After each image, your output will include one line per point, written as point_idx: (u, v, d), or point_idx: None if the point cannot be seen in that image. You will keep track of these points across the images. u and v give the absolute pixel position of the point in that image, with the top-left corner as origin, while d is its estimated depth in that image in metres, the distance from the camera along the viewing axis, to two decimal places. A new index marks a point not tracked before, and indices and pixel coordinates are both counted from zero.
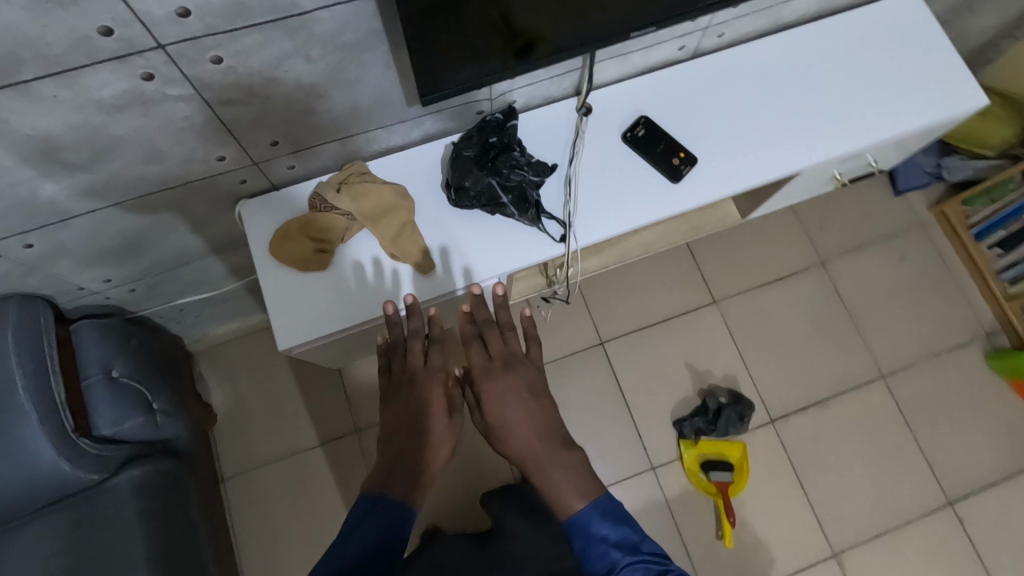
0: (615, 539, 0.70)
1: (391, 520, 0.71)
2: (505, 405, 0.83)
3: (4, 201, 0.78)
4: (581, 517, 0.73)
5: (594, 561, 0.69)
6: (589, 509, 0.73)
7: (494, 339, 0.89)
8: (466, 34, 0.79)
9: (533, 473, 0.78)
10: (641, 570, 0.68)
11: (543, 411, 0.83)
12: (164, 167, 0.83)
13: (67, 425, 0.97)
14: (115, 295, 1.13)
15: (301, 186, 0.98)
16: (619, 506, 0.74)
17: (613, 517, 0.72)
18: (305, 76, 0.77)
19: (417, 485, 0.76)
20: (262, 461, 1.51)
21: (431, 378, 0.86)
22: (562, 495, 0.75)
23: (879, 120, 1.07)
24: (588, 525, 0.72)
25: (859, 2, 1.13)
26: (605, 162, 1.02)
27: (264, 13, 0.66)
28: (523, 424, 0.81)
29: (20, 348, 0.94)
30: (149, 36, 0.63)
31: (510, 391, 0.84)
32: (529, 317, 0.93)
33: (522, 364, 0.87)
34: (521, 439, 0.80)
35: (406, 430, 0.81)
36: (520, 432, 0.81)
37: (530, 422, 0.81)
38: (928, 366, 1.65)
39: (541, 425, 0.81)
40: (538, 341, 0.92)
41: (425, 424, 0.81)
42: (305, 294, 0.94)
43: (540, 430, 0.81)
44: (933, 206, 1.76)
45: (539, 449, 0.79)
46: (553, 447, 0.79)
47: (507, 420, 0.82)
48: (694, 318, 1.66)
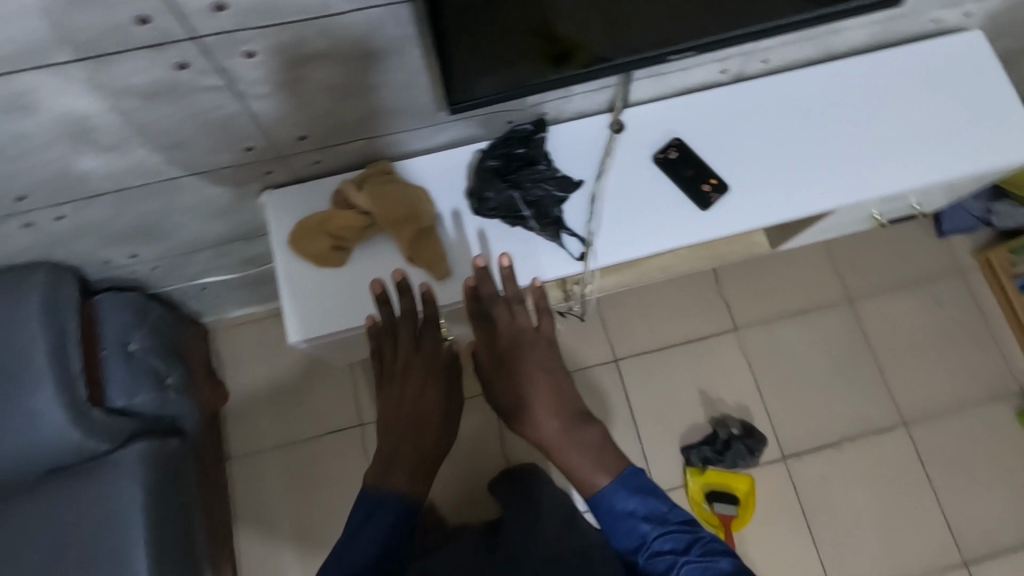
0: (644, 515, 0.80)
1: (394, 515, 0.78)
2: (521, 390, 0.85)
3: (35, 175, 0.80)
4: (606, 495, 0.81)
5: (627, 536, 0.80)
6: (611, 487, 0.81)
7: (502, 316, 0.87)
8: (498, 40, 0.77)
9: (552, 453, 0.84)
10: (672, 539, 0.79)
11: (557, 390, 0.86)
12: (192, 153, 0.84)
13: (82, 396, 1.00)
14: (139, 271, 1.16)
15: (324, 181, 0.97)
16: (643, 480, 0.82)
17: (639, 493, 0.81)
18: (335, 76, 0.77)
19: (416, 475, 0.81)
20: (268, 443, 1.53)
21: (428, 362, 0.87)
22: (583, 473, 0.82)
23: (927, 162, 1.02)
24: (614, 504, 0.81)
25: (915, 36, 1.08)
26: (633, 182, 0.99)
27: (298, 13, 0.66)
28: (540, 408, 0.84)
29: (42, 315, 0.96)
30: (184, 28, 0.64)
31: (522, 376, 0.85)
32: (539, 286, 0.90)
33: (531, 343, 0.87)
34: (538, 422, 0.84)
35: (404, 417, 0.84)
36: (536, 415, 0.84)
37: (545, 406, 0.84)
38: (955, 418, 1.58)
39: (556, 406, 0.85)
40: (549, 312, 0.91)
41: (424, 415, 0.84)
42: (318, 289, 0.94)
43: (555, 413, 0.84)
44: (976, 252, 1.68)
45: (556, 432, 0.83)
46: (569, 428, 0.83)
47: (523, 404, 0.85)
48: (712, 345, 1.62)
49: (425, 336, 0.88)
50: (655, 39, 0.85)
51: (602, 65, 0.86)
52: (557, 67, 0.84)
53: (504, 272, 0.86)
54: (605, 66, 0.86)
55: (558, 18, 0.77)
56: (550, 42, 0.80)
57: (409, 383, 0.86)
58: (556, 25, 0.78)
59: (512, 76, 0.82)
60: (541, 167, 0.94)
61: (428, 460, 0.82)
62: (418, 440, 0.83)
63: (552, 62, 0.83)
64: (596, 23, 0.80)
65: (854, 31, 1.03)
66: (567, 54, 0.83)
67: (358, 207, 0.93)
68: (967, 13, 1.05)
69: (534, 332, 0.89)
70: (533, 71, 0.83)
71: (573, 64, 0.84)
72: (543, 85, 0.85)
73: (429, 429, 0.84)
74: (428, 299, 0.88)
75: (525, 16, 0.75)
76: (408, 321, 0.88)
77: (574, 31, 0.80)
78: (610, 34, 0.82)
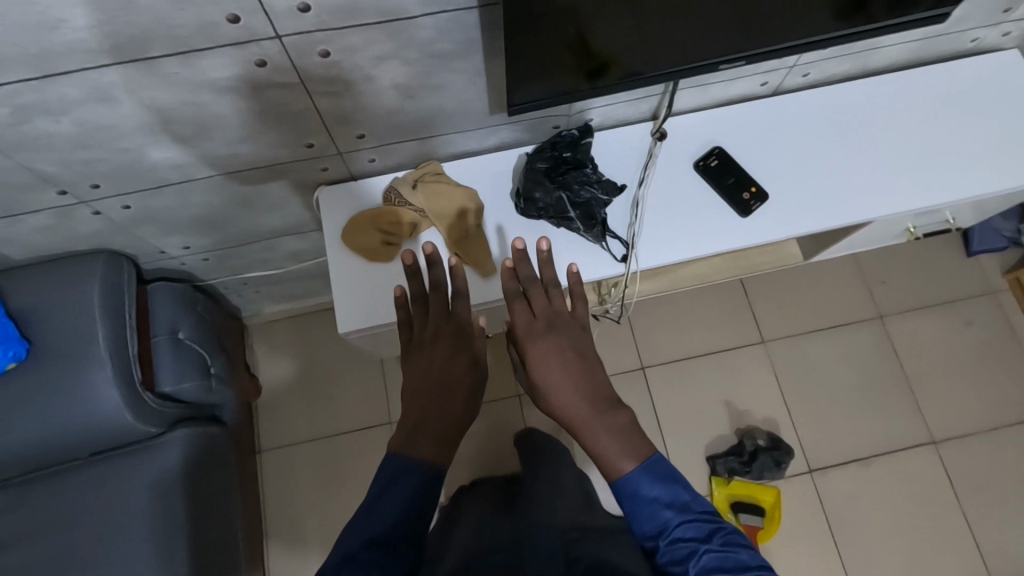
0: (666, 499, 0.73)
1: (419, 482, 0.72)
2: (551, 367, 0.83)
3: (111, 164, 0.84)
4: (632, 479, 0.74)
5: (645, 521, 0.72)
6: (638, 472, 0.74)
7: (538, 297, 0.90)
8: (540, 57, 0.81)
9: (579, 434, 0.79)
10: (694, 528, 0.71)
11: (589, 371, 0.84)
12: (258, 148, 0.88)
13: (136, 379, 1.03)
14: (189, 263, 1.20)
15: (378, 179, 1.02)
16: (669, 467, 0.75)
17: (664, 479, 0.74)
18: (399, 77, 0.81)
19: (443, 443, 0.75)
20: (299, 436, 1.56)
21: (458, 333, 0.86)
22: (610, 457, 0.76)
23: (965, 175, 1.03)
24: (638, 488, 0.74)
25: (952, 55, 1.11)
26: (675, 189, 1.02)
27: (374, 14, 0.69)
28: (570, 385, 0.82)
29: (103, 300, 1.01)
30: (270, 27, 0.68)
31: (554, 352, 0.84)
32: (575, 273, 0.93)
33: (565, 325, 0.88)
34: (568, 400, 0.81)
35: (432, 383, 0.81)
36: (565, 392, 0.81)
37: (576, 383, 0.82)
38: (985, 438, 1.57)
39: (585, 387, 0.82)
40: (584, 299, 0.92)
41: (452, 382, 0.81)
42: (369, 282, 0.97)
43: (585, 392, 0.81)
44: (1007, 272, 1.68)
45: (585, 411, 0.80)
46: (598, 409, 0.80)
47: (552, 382, 0.82)
48: (740, 356, 1.63)
49: (456, 309, 0.89)
50: (702, 50, 0.89)
51: (634, 80, 0.91)
52: (590, 83, 0.89)
53: (543, 255, 0.91)
54: (636, 82, 0.91)
55: (593, 38, 0.81)
56: (586, 59, 0.84)
57: (437, 349, 0.84)
58: (593, 45, 0.82)
59: (549, 87, 0.87)
60: (586, 170, 0.97)
61: (452, 426, 0.77)
62: (445, 406, 0.78)
63: (587, 75, 0.88)
64: (632, 42, 0.84)
65: (893, 48, 1.05)
66: (601, 69, 0.88)
67: (411, 205, 0.97)
68: (1005, 32, 1.08)
69: (569, 316, 0.89)
70: (569, 85, 0.88)
71: (605, 80, 0.90)
72: (578, 96, 0.91)
73: (455, 395, 0.80)
74: (456, 271, 0.90)
75: (564, 35, 0.79)
76: (440, 294, 0.89)
77: (610, 49, 0.84)
78: (643, 52, 0.86)
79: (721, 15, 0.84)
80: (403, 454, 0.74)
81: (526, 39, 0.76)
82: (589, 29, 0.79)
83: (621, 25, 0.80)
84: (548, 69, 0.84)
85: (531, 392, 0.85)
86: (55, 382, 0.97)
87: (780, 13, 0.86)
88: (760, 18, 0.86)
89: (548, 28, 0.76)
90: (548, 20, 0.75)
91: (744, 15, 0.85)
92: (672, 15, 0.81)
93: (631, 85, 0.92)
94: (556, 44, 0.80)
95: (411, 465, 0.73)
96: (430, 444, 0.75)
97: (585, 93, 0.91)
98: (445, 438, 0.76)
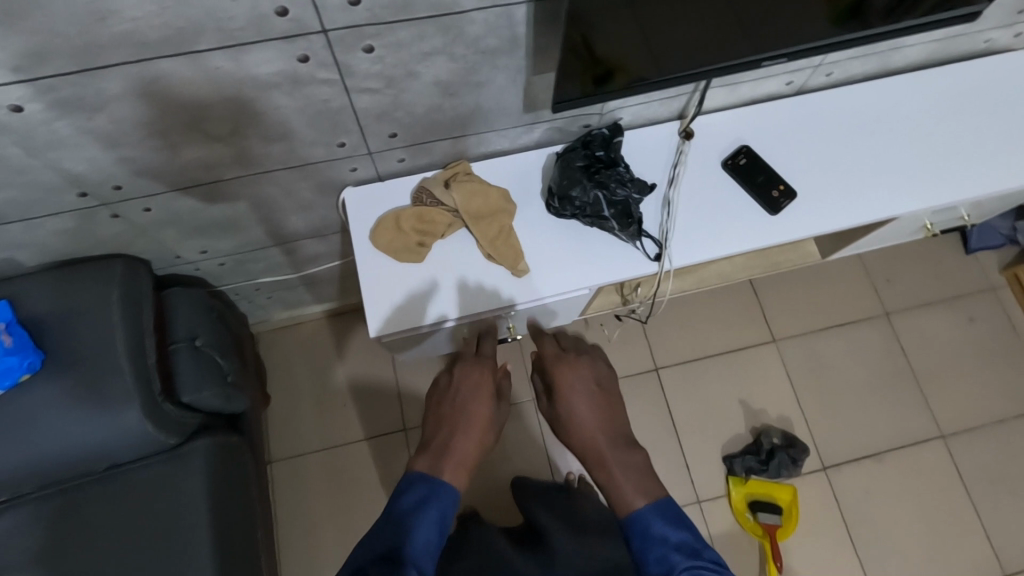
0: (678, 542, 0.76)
1: (419, 494, 0.75)
2: (577, 399, 0.93)
3: (140, 162, 0.81)
4: (643, 516, 0.79)
5: (653, 561, 0.75)
6: (650, 510, 0.79)
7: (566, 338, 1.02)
8: (568, 57, 0.80)
9: (595, 463, 0.88)
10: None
11: (610, 407, 0.94)
12: (291, 147, 0.86)
13: (155, 388, 0.98)
14: (204, 267, 1.16)
15: (408, 178, 1.00)
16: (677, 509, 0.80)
17: (673, 520, 0.79)
18: (440, 75, 0.79)
19: (460, 471, 0.80)
20: (311, 447, 1.52)
21: (483, 364, 0.93)
22: (624, 492, 0.83)
23: (985, 173, 1.05)
24: (648, 526, 0.78)
25: (964, 56, 1.14)
26: (705, 188, 1.02)
27: (425, 8, 0.68)
28: (594, 420, 0.91)
29: (123, 306, 0.98)
30: (319, 21, 0.66)
31: (581, 387, 0.94)
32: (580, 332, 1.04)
33: (596, 371, 0.97)
34: (590, 434, 0.91)
35: (457, 410, 0.87)
36: (587, 423, 0.91)
37: (597, 417, 0.92)
38: (990, 432, 1.60)
39: (605, 420, 0.92)
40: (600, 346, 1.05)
41: (473, 410, 0.87)
42: (401, 282, 0.95)
43: (606, 428, 0.91)
44: (1005, 268, 1.72)
45: (603, 443, 0.89)
46: (616, 444, 0.89)
47: (577, 413, 0.92)
48: (752, 355, 1.64)
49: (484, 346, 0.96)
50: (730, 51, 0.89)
51: (642, 84, 0.90)
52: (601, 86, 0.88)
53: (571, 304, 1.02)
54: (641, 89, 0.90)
55: (604, 45, 0.81)
56: (611, 59, 0.84)
57: (463, 377, 0.90)
58: (617, 46, 0.82)
59: (569, 90, 0.86)
60: (618, 166, 0.96)
61: (469, 453, 0.82)
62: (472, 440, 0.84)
63: (604, 77, 0.87)
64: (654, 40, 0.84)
65: (912, 48, 1.08)
66: (620, 69, 0.87)
67: (444, 203, 0.95)
68: (1017, 33, 1.11)
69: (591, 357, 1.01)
70: (585, 88, 0.87)
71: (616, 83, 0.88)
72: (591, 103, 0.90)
73: (476, 419, 0.86)
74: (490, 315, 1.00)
75: (592, 35, 0.78)
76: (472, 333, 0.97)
77: (629, 49, 0.84)
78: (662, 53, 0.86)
79: (736, 23, 0.86)
80: (430, 474, 0.78)
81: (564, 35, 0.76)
82: (617, 28, 0.79)
83: (649, 21, 0.80)
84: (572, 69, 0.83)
85: (554, 417, 0.97)
86: (74, 394, 0.93)
87: (794, 22, 0.88)
88: (777, 26, 0.88)
89: (579, 25, 0.76)
90: (585, 17, 0.75)
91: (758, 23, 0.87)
92: (690, 16, 0.82)
93: (638, 91, 0.91)
94: (586, 43, 0.79)
95: (431, 483, 0.77)
96: (453, 465, 0.80)
97: (598, 100, 0.89)
98: (466, 464, 0.81)
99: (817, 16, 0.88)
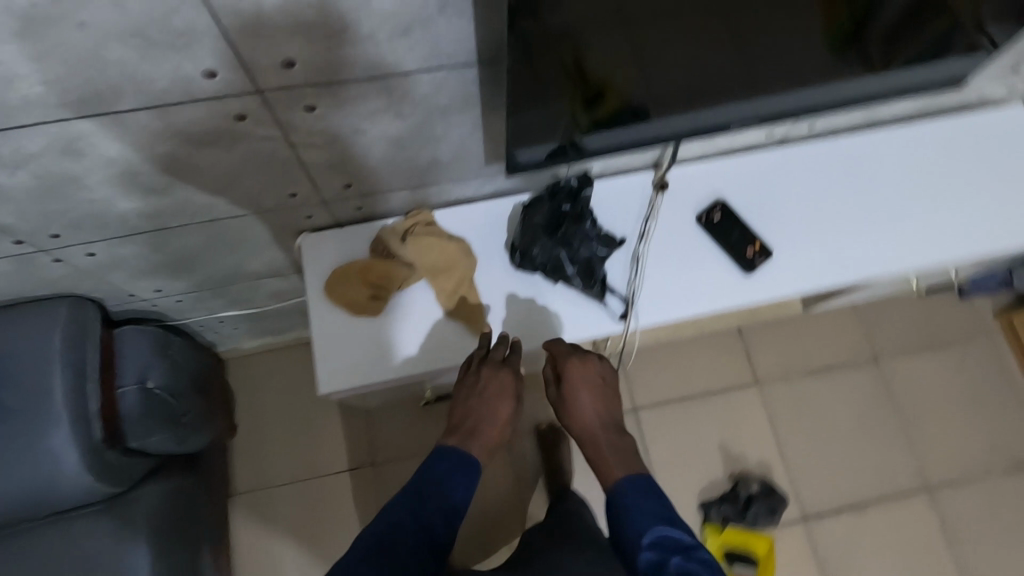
0: (652, 511, 0.81)
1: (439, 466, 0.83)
2: (581, 390, 0.91)
3: (75, 213, 0.77)
4: (623, 488, 0.84)
5: (629, 530, 0.79)
6: (632, 486, 0.84)
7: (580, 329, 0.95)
8: (534, 83, 0.71)
9: (589, 446, 0.91)
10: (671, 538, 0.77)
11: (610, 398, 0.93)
12: (238, 198, 0.82)
13: (96, 436, 0.95)
14: (161, 304, 1.13)
15: (366, 225, 0.96)
16: (655, 487, 0.84)
17: (648, 490, 0.83)
18: (390, 130, 0.75)
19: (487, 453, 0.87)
20: (277, 480, 1.48)
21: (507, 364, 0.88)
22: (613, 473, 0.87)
23: (972, 233, 1.01)
24: (625, 494, 0.84)
25: (955, 108, 1.09)
26: (677, 243, 0.98)
27: (367, 71, 0.64)
28: (594, 408, 0.91)
29: (64, 352, 0.94)
30: (250, 82, 0.62)
31: (586, 377, 0.91)
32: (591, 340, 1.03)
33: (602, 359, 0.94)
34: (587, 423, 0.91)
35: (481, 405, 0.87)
36: (588, 414, 0.91)
37: (598, 406, 0.92)
38: (978, 485, 1.55)
39: (604, 408, 0.92)
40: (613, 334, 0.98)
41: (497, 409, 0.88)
42: (353, 336, 0.91)
43: (604, 417, 0.92)
44: (999, 314, 1.67)
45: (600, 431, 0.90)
46: (612, 431, 0.91)
47: (580, 402, 0.91)
48: (734, 397, 1.59)
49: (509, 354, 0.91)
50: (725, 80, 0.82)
51: (609, 118, 0.83)
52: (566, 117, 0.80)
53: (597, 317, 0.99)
54: (607, 126, 0.84)
55: (594, 68, 0.73)
56: (591, 86, 0.76)
57: (487, 380, 0.87)
58: (594, 75, 0.74)
59: (521, 119, 0.76)
60: (584, 220, 0.92)
61: (494, 437, 0.88)
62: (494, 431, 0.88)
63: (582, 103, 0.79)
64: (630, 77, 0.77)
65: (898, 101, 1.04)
66: (597, 97, 0.79)
67: (400, 255, 0.91)
68: (1011, 87, 1.06)
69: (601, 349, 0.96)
70: (547, 119, 0.79)
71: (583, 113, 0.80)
72: (552, 134, 0.82)
73: (498, 414, 0.88)
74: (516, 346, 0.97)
75: (571, 59, 0.70)
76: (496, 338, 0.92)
77: (609, 78, 0.76)
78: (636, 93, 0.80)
79: (721, 67, 0.80)
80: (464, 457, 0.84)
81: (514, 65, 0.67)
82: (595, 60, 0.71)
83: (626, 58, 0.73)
84: (526, 98, 0.73)
85: (555, 402, 0.94)
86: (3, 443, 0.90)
87: (786, 65, 0.82)
88: (765, 71, 0.83)
89: (555, 49, 0.67)
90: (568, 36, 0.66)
91: (744, 69, 0.81)
92: (677, 56, 0.76)
93: (603, 127, 0.84)
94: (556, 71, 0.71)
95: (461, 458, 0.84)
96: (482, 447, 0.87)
97: (559, 131, 0.82)
98: (487, 447, 0.87)
99: (808, 63, 0.83)
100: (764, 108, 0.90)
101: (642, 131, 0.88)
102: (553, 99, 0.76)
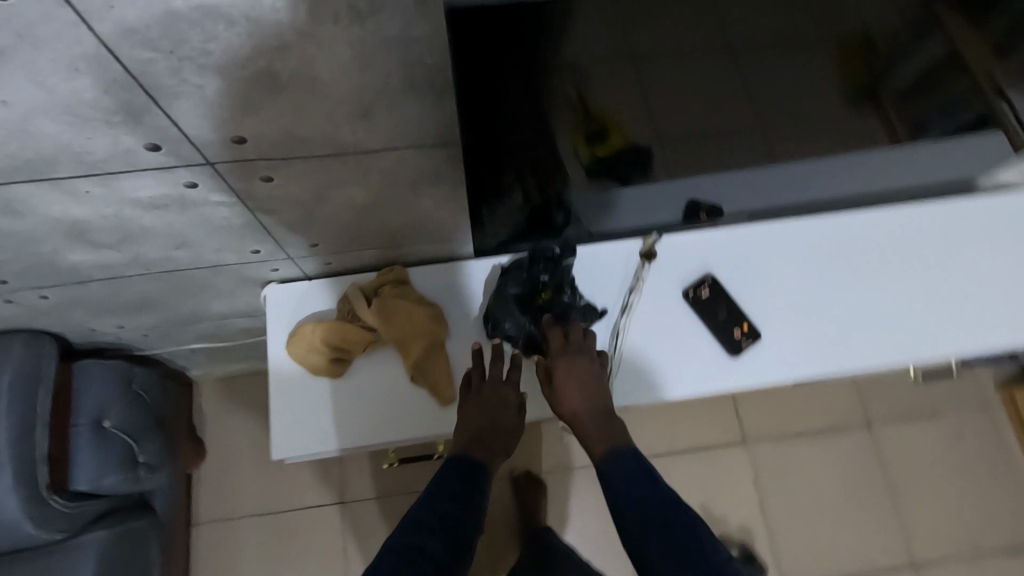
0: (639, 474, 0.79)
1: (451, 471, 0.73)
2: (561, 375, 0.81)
3: (20, 263, 0.73)
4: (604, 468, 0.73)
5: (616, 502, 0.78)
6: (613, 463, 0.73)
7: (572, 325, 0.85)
8: (514, 110, 0.57)
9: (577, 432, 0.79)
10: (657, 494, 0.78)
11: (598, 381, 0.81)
12: (197, 253, 0.78)
13: (41, 481, 0.92)
14: (126, 338, 1.09)
15: (336, 280, 0.91)
16: (643, 459, 0.73)
17: None
18: (357, 199, 0.71)
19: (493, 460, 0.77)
20: (240, 514, 1.42)
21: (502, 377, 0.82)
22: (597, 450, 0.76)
23: (977, 327, 0.95)
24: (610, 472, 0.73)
25: (968, 189, 1.03)
26: (660, 318, 0.93)
27: (327, 148, 0.60)
28: (579, 391, 0.80)
29: (14, 393, 0.90)
30: (200, 155, 0.58)
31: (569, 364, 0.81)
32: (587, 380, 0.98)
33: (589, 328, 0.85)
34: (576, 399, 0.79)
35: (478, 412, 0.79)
36: (571, 398, 0.79)
37: (584, 389, 0.80)
38: (966, 565, 1.49)
39: (591, 392, 0.80)
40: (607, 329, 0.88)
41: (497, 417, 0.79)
42: (312, 398, 0.87)
43: (592, 401, 0.79)
44: (999, 386, 1.61)
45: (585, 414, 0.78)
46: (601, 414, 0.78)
47: (561, 388, 0.80)
48: (719, 456, 1.54)
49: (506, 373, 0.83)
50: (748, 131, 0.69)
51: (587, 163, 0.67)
52: (535, 155, 0.64)
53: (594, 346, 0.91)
54: (583, 175, 0.69)
55: (597, 103, 0.59)
56: (580, 123, 0.62)
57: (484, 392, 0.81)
58: (577, 115, 0.60)
59: (475, 153, 0.61)
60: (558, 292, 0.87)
61: (500, 446, 0.78)
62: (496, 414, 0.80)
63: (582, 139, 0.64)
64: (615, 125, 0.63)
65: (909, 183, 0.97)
66: (599, 134, 0.64)
67: (363, 320, 0.86)
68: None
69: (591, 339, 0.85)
70: (511, 157, 0.63)
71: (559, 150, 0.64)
72: (518, 173, 0.66)
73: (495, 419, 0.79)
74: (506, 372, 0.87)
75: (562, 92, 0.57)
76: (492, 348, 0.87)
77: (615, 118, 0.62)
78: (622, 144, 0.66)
79: (718, 130, 0.68)
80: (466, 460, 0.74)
81: (472, 92, 0.54)
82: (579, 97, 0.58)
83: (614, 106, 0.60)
84: (485, 129, 0.58)
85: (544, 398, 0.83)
86: None
87: (798, 129, 0.70)
88: (782, 139, 0.71)
89: (532, 79, 0.55)
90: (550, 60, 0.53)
91: (748, 128, 0.69)
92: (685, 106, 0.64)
93: (580, 173, 0.69)
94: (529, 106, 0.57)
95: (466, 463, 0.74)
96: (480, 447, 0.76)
97: (526, 170, 0.66)
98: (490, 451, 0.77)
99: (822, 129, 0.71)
100: (766, 175, 0.79)
101: (624, 185, 0.75)
102: (520, 136, 0.61)
